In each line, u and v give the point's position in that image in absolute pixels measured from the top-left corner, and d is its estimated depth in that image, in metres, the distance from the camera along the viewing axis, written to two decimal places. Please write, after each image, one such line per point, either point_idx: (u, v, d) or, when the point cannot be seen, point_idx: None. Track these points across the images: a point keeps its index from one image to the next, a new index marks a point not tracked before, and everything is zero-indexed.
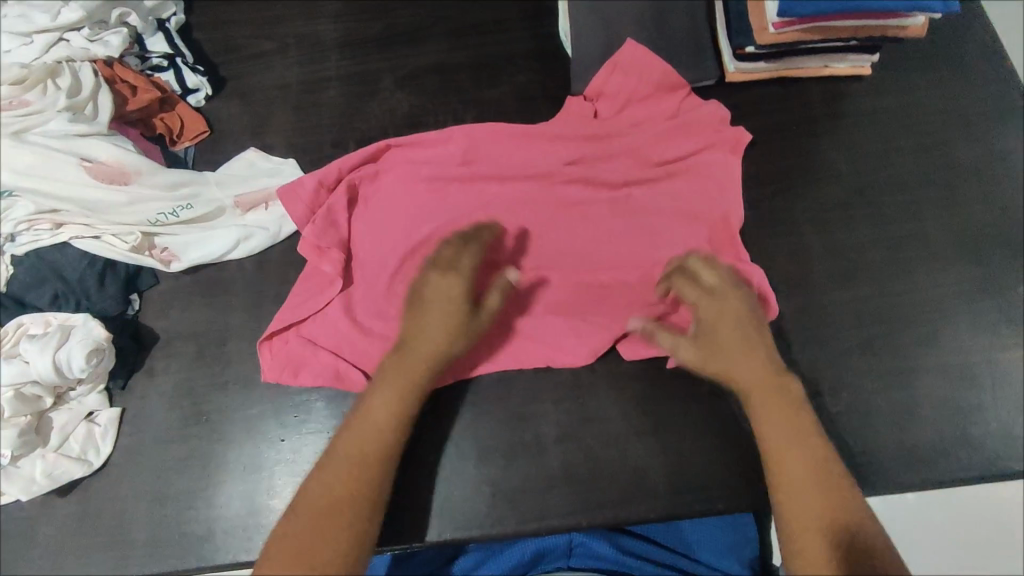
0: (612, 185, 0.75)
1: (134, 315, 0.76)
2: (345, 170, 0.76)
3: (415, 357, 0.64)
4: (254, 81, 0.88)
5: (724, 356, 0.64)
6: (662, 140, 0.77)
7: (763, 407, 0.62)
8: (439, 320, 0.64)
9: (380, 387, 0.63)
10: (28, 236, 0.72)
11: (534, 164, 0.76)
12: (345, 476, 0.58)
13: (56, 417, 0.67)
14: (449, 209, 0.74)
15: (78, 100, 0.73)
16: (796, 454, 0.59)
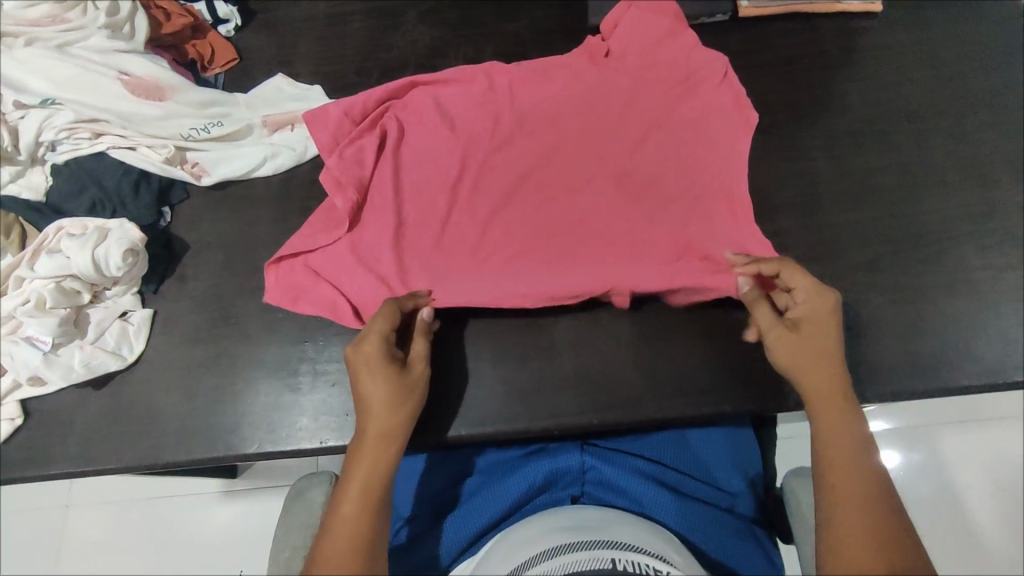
0: (621, 124, 0.78)
1: (166, 226, 0.79)
2: (371, 105, 0.78)
3: (367, 442, 0.59)
4: (282, 13, 0.91)
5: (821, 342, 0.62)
6: (672, 78, 0.79)
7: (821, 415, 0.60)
8: (383, 397, 0.60)
9: (348, 484, 0.57)
10: (68, 145, 0.76)
11: (550, 112, 0.79)
12: (347, 548, 0.54)
13: (92, 313, 0.71)
14: (467, 149, 0.77)
15: (117, 19, 0.77)
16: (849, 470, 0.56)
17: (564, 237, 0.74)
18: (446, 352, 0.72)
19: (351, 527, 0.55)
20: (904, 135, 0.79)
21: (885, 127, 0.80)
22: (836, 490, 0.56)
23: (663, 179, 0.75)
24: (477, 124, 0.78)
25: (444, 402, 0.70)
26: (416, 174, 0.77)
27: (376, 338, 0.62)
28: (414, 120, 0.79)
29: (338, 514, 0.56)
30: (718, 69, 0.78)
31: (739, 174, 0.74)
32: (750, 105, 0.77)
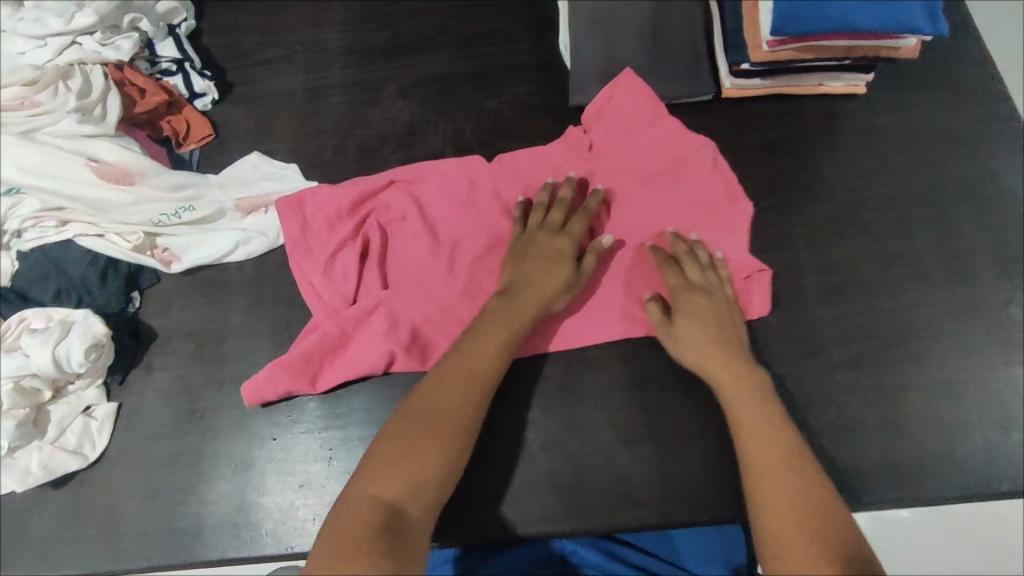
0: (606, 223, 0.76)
1: (135, 311, 0.78)
2: (350, 203, 0.76)
3: (522, 296, 0.68)
4: (261, 86, 0.89)
5: (695, 344, 0.67)
6: (659, 173, 0.77)
7: (729, 395, 0.65)
8: (545, 272, 0.69)
9: (486, 323, 0.67)
10: (33, 233, 0.74)
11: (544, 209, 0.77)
12: (461, 376, 0.63)
13: (53, 411, 0.69)
14: (449, 249, 0.76)
15: (87, 102, 0.76)
16: (760, 437, 0.61)
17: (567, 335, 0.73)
18: None
19: (394, 485, 0.56)
20: (886, 225, 0.78)
21: (867, 217, 0.79)
22: (771, 522, 0.56)
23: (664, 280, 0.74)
24: (466, 220, 0.77)
25: None
26: (404, 271, 0.75)
27: (553, 291, 0.69)
28: (395, 213, 0.77)
29: (371, 465, 0.57)
30: (711, 155, 0.77)
31: (739, 265, 0.73)
32: (745, 197, 0.76)
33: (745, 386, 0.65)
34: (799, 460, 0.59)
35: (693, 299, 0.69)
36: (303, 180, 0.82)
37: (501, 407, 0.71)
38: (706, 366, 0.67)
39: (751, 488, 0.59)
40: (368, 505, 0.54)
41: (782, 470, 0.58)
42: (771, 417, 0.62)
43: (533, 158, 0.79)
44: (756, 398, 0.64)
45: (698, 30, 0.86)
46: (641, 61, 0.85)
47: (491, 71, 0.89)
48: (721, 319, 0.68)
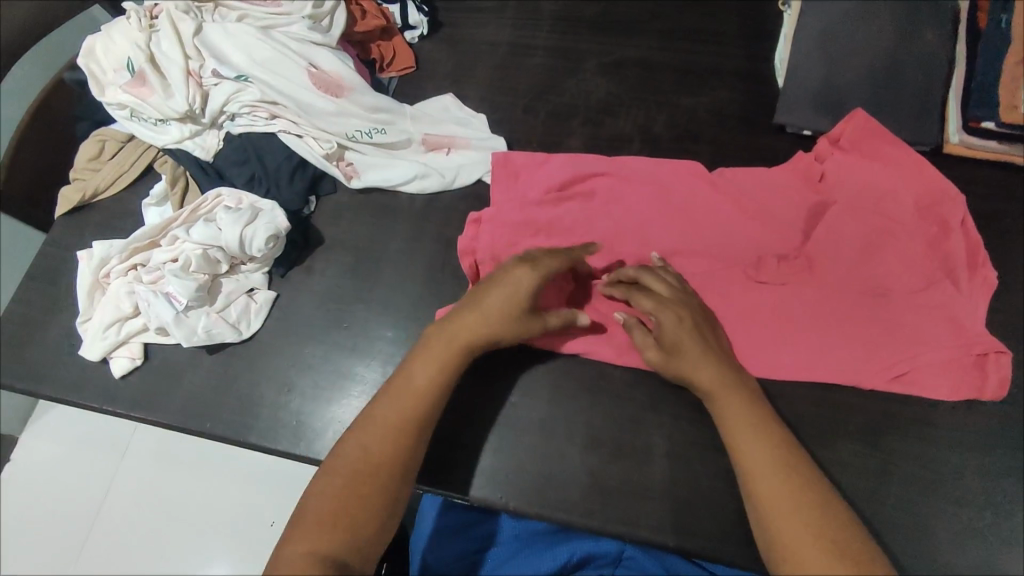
0: (822, 257, 0.73)
1: (308, 214, 0.82)
2: (566, 177, 0.78)
3: (455, 333, 0.64)
4: (467, 32, 0.91)
5: (683, 361, 0.63)
6: (895, 222, 0.73)
7: (733, 422, 0.59)
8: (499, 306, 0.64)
9: (419, 360, 0.63)
10: (245, 120, 0.80)
11: (763, 227, 0.74)
12: (416, 393, 0.61)
13: (225, 284, 0.75)
14: (655, 243, 0.75)
15: (319, 12, 0.81)
16: (778, 473, 0.55)
17: (765, 363, 0.70)
18: (539, 422, 0.70)
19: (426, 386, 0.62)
20: None
21: None
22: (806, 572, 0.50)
23: (883, 335, 0.69)
24: (680, 223, 0.76)
25: (523, 475, 0.68)
26: (607, 259, 0.75)
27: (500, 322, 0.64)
28: (604, 195, 0.77)
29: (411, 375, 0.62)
30: (959, 215, 0.73)
31: (984, 341, 0.68)
32: (987, 265, 0.72)
33: (750, 427, 0.59)
34: (840, 537, 0.52)
35: (675, 313, 0.65)
36: (489, 132, 0.83)
37: (631, 403, 0.70)
38: (706, 389, 0.62)
39: (776, 558, 0.52)
40: (397, 420, 0.60)
41: (809, 509, 0.53)
42: (793, 474, 0.55)
43: (758, 176, 0.77)
44: (756, 436, 0.58)
45: (940, 71, 0.78)
46: (866, 92, 0.79)
47: (695, 68, 0.86)
48: (703, 333, 0.65)
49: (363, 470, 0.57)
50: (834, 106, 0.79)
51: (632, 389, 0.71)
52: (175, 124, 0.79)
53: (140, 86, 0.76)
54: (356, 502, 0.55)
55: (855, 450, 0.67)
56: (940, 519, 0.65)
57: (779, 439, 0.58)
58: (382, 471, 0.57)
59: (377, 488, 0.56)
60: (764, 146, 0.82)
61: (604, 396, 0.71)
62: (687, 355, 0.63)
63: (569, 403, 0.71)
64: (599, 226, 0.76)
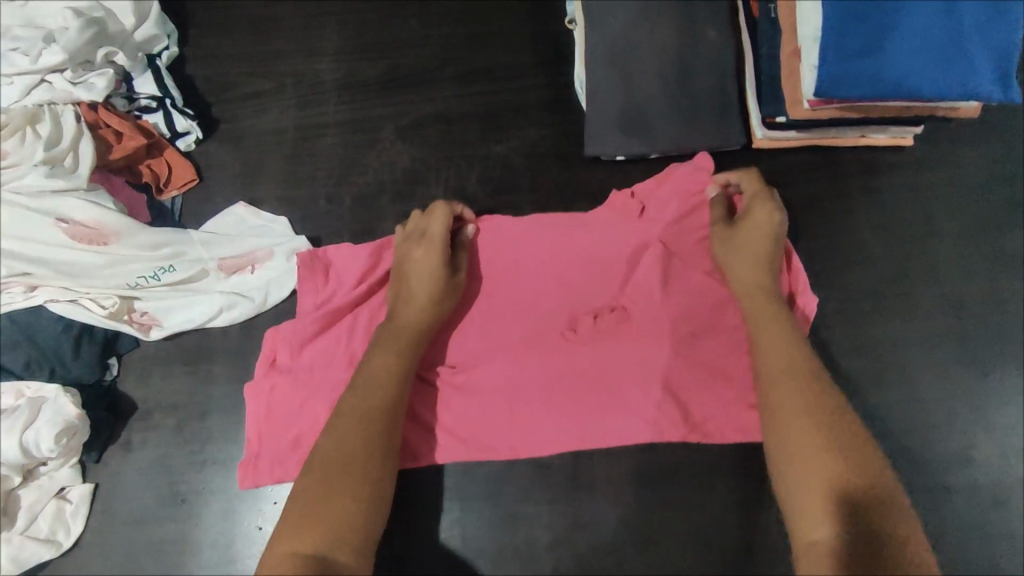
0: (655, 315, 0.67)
1: (112, 380, 0.73)
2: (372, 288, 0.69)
3: (404, 324, 0.64)
4: (248, 123, 0.82)
5: (738, 248, 0.65)
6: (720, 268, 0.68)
7: (764, 330, 0.62)
8: (423, 283, 0.65)
9: (378, 351, 0.63)
10: (0, 299, 0.68)
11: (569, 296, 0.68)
12: (365, 408, 0.60)
13: (24, 495, 0.64)
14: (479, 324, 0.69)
15: (55, 152, 0.69)
16: (796, 395, 0.58)
17: (608, 414, 0.66)
18: (415, 546, 0.66)
19: (385, 375, 0.62)
20: (928, 303, 0.72)
21: (910, 289, 0.73)
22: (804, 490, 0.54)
23: (716, 377, 0.66)
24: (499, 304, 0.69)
25: None
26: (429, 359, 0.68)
27: (433, 306, 0.65)
28: None
29: (351, 390, 0.61)
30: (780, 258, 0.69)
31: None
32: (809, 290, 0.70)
33: (787, 352, 0.60)
34: (852, 436, 0.55)
35: (767, 210, 0.65)
36: (295, 235, 0.75)
37: (505, 500, 0.66)
38: (742, 281, 0.64)
39: (780, 464, 0.57)
40: (368, 399, 0.61)
41: (824, 425, 0.56)
42: (807, 382, 0.59)
43: (580, 221, 0.69)
44: (783, 350, 0.61)
45: (730, 69, 0.77)
46: (664, 106, 0.76)
47: (496, 112, 0.81)
48: (773, 235, 0.64)
49: (335, 470, 0.57)
50: (638, 127, 0.76)
51: (502, 486, 0.66)
52: None
53: None
54: (336, 481, 0.56)
55: (734, 484, 0.66)
56: None
57: (823, 377, 0.60)
58: (353, 470, 0.57)
59: (347, 483, 0.56)
60: (583, 181, 0.78)
61: (475, 499, 0.67)
62: (728, 250, 0.65)
63: (441, 517, 0.66)
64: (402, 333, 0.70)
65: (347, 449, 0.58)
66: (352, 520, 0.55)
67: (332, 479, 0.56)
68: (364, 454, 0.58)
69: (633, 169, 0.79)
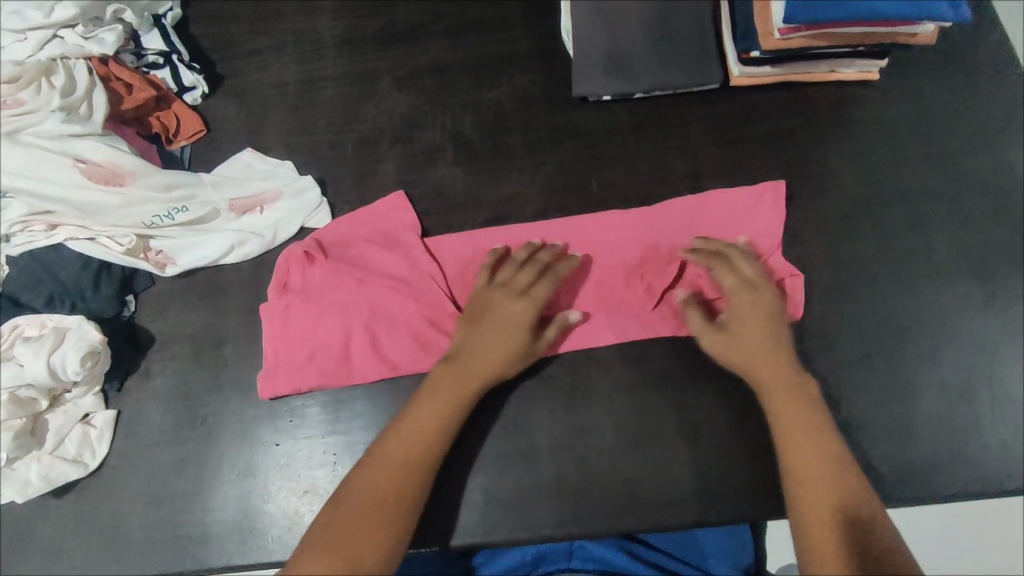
0: (638, 233, 0.76)
1: (131, 315, 0.77)
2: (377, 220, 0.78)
3: (470, 369, 0.67)
4: (251, 78, 0.86)
5: (750, 330, 0.68)
6: (698, 206, 0.77)
7: (765, 377, 0.66)
8: (501, 342, 0.68)
9: (425, 401, 0.65)
10: (22, 238, 0.72)
11: (575, 245, 0.76)
12: (409, 452, 0.63)
13: (52, 419, 0.68)
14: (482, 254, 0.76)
15: (71, 100, 0.72)
16: (806, 442, 0.62)
17: (601, 315, 0.73)
18: None
19: (436, 425, 0.64)
20: (900, 222, 0.77)
21: (882, 210, 0.77)
22: (818, 534, 0.57)
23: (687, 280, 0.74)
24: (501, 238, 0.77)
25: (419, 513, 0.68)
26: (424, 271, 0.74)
27: (507, 360, 0.67)
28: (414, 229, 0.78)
29: (423, 404, 0.65)
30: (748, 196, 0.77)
31: (778, 268, 0.74)
32: (795, 275, 0.73)
33: (791, 393, 0.65)
34: (848, 474, 0.61)
35: (749, 300, 0.69)
36: (299, 175, 0.80)
37: (506, 411, 0.70)
38: (750, 361, 0.67)
39: (794, 480, 0.61)
40: (429, 431, 0.64)
41: (829, 465, 0.61)
42: (805, 402, 0.64)
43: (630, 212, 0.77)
44: (782, 376, 0.66)
45: (706, 12, 0.82)
46: (645, 48, 0.81)
47: (488, 61, 0.86)
48: (770, 314, 0.68)
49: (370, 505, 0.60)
50: (622, 68, 0.81)
51: (503, 398, 0.70)
52: None
53: None
54: (370, 513, 0.59)
55: (720, 388, 0.70)
56: None
57: (823, 416, 0.64)
58: (388, 513, 0.60)
59: (377, 514, 0.59)
60: (572, 122, 0.83)
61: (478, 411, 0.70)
62: (722, 339, 0.68)
63: None
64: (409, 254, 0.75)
65: (398, 468, 0.62)
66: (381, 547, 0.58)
67: (366, 520, 0.59)
68: (392, 503, 0.60)
69: (619, 109, 0.83)
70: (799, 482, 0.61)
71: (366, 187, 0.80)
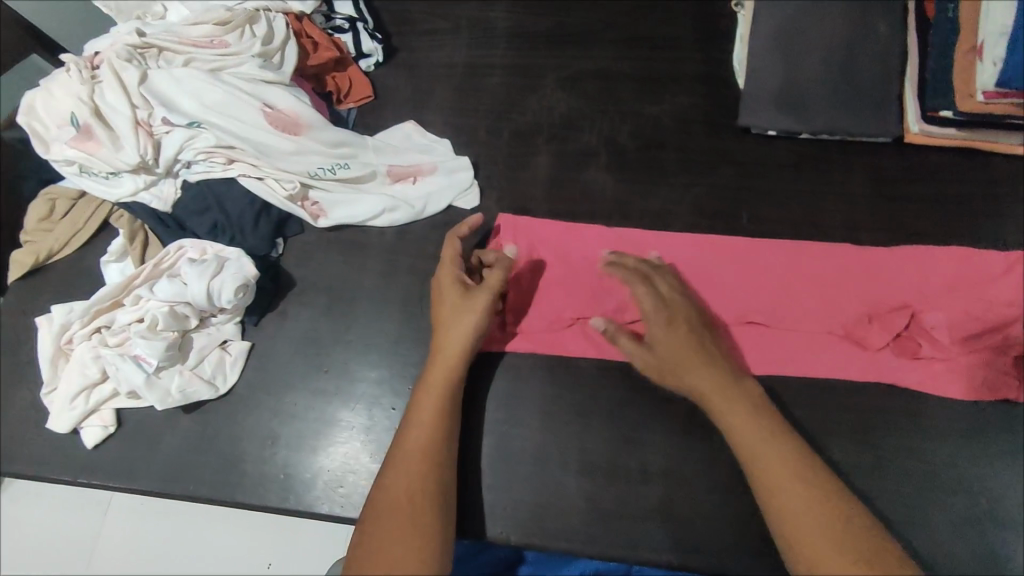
0: (871, 275, 0.73)
1: (276, 257, 0.80)
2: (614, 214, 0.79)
3: (445, 359, 0.66)
4: (422, 55, 0.90)
5: (653, 317, 0.67)
6: (937, 264, 0.73)
7: (700, 380, 0.63)
8: (460, 316, 0.67)
9: (421, 402, 0.64)
10: (202, 167, 0.77)
11: (787, 265, 0.75)
12: (423, 443, 0.61)
13: (196, 339, 0.72)
14: (709, 264, 0.75)
15: (269, 48, 0.78)
16: (767, 460, 0.57)
17: (815, 346, 0.71)
18: (532, 450, 0.69)
19: (432, 417, 0.63)
20: None
21: None
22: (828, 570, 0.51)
23: (981, 351, 0.69)
24: (751, 261, 0.75)
25: (520, 505, 0.68)
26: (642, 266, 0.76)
27: (461, 336, 0.66)
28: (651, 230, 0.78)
29: (421, 402, 0.64)
30: None
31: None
32: None
33: (727, 395, 0.62)
34: (849, 511, 0.54)
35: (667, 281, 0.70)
36: (455, 155, 0.82)
37: (621, 423, 0.70)
38: (676, 354, 0.65)
39: (766, 497, 0.57)
40: (426, 428, 0.62)
41: (798, 488, 0.55)
42: (751, 411, 0.61)
43: (787, 243, 0.76)
44: (720, 383, 0.63)
45: (894, 63, 0.79)
46: (823, 88, 0.79)
47: (654, 75, 0.86)
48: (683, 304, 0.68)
49: (398, 505, 0.56)
50: (795, 104, 0.79)
51: (621, 410, 0.70)
52: (127, 176, 0.76)
53: (87, 141, 0.73)
54: (393, 514, 0.56)
55: (847, 448, 0.68)
56: (935, 512, 0.66)
57: (781, 422, 0.61)
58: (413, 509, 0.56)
59: (408, 511, 0.56)
60: (730, 150, 0.81)
61: (592, 417, 0.70)
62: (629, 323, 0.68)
63: (561, 429, 0.70)
64: (564, 245, 0.77)
65: (415, 464, 0.60)
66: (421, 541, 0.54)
67: (390, 519, 0.55)
68: (412, 499, 0.57)
69: (782, 146, 0.81)
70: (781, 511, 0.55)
71: (517, 177, 0.82)
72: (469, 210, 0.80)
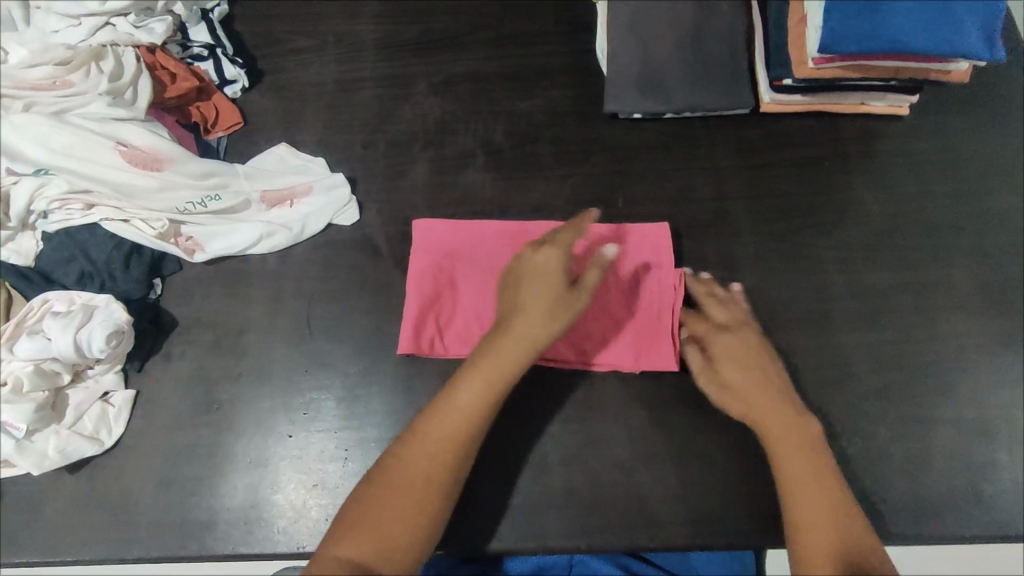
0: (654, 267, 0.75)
1: (156, 298, 0.77)
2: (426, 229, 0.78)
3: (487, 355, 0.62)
4: (290, 76, 0.88)
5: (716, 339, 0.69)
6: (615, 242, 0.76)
7: (751, 388, 0.66)
8: (534, 300, 0.63)
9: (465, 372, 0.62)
10: (60, 215, 0.73)
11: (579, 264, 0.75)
12: (437, 433, 0.60)
13: (72, 395, 0.69)
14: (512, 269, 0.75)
15: (118, 85, 0.75)
16: (796, 467, 0.63)
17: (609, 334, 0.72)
18: None
19: (468, 404, 0.61)
20: (924, 255, 0.77)
21: (905, 242, 0.78)
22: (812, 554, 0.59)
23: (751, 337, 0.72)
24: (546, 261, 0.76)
25: None
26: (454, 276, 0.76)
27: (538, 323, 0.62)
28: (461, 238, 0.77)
29: (459, 386, 0.62)
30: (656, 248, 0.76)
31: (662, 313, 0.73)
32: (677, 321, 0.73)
33: (779, 408, 0.65)
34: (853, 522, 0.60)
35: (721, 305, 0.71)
36: (330, 172, 0.81)
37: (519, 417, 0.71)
38: (729, 366, 0.68)
39: (787, 493, 0.62)
40: (448, 426, 0.60)
41: (818, 493, 0.61)
42: (796, 423, 0.64)
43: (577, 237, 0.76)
44: (768, 394, 0.66)
45: (740, 40, 0.83)
46: (678, 69, 0.82)
47: (523, 72, 0.87)
48: (743, 328, 0.70)
49: (406, 497, 0.57)
50: (654, 87, 0.82)
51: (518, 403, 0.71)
52: None
53: None
54: (402, 497, 0.57)
55: None
56: None
57: (820, 443, 0.64)
58: (423, 499, 0.58)
59: (407, 497, 0.57)
60: (600, 136, 0.84)
61: None
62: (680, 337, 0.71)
63: None
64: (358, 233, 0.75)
65: (443, 458, 0.59)
66: (408, 533, 0.56)
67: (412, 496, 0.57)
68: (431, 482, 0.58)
69: (648, 127, 0.84)
70: (790, 503, 0.62)
71: (396, 187, 0.82)
72: (351, 225, 0.80)
